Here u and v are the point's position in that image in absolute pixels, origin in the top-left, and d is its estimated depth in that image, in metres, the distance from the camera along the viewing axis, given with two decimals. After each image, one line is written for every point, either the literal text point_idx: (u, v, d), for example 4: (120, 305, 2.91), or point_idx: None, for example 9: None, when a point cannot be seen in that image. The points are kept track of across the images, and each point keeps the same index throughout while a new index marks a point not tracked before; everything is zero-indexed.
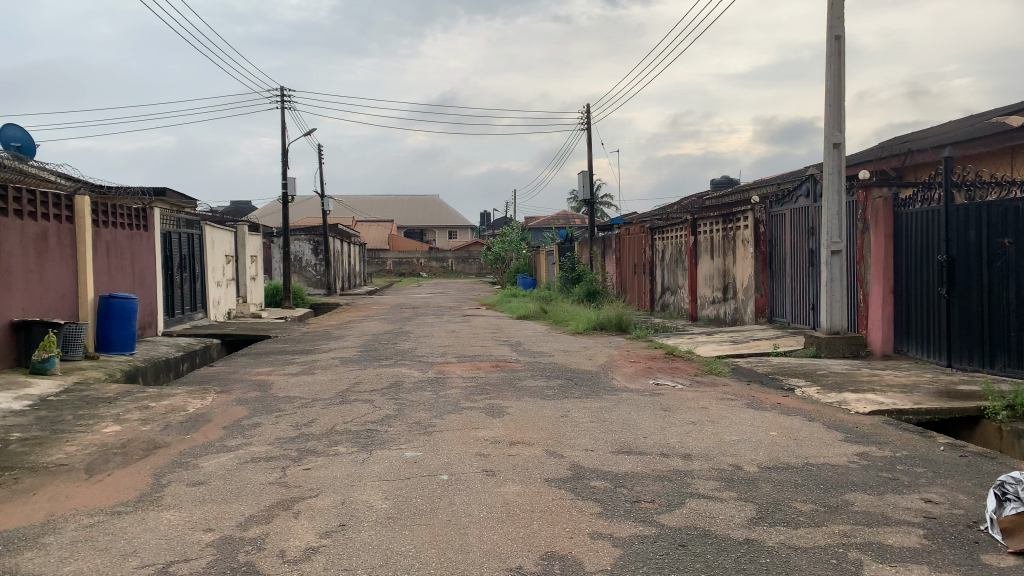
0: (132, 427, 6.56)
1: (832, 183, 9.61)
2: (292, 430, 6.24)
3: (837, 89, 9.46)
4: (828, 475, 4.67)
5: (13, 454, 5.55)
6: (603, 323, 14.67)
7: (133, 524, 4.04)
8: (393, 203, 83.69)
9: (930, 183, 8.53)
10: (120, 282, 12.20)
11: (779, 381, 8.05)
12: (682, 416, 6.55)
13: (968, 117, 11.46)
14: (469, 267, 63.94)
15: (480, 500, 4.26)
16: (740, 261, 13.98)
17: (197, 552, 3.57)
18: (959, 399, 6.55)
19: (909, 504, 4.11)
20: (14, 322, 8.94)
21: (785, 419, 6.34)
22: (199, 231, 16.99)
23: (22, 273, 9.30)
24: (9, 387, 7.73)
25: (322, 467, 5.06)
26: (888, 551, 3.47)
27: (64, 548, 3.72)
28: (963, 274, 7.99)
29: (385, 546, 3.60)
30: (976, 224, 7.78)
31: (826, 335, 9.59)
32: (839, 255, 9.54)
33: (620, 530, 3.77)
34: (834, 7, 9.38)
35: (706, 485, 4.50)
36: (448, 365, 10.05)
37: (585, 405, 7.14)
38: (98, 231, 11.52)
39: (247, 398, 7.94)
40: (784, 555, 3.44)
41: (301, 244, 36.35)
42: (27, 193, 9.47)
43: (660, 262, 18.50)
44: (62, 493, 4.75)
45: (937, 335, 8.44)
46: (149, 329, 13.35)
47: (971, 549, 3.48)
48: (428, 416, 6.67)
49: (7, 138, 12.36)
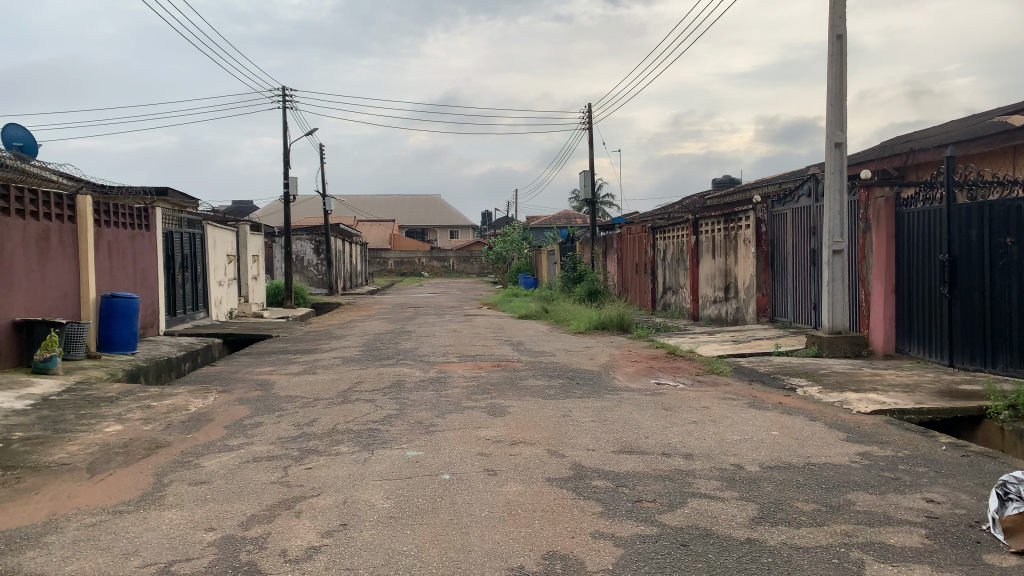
0: (134, 426, 6.55)
1: (834, 182, 9.61)
2: (294, 430, 6.23)
3: (839, 89, 9.46)
4: (829, 475, 4.67)
5: (15, 454, 5.56)
6: (605, 323, 14.66)
7: (135, 523, 4.04)
8: (395, 203, 83.70)
9: (932, 182, 8.52)
10: (122, 281, 12.22)
11: (781, 381, 8.04)
12: (684, 416, 6.54)
13: (970, 117, 11.45)
14: (471, 267, 63.91)
15: (482, 500, 4.26)
16: (741, 261, 13.97)
17: (199, 552, 3.57)
18: (961, 398, 6.54)
19: (911, 503, 4.11)
20: (16, 321, 8.96)
21: (787, 419, 6.33)
22: (201, 230, 16.99)
23: (25, 272, 9.32)
24: (11, 386, 7.74)
25: (324, 466, 5.05)
26: (890, 551, 3.46)
27: (66, 548, 3.72)
28: (964, 274, 7.98)
29: (387, 545, 3.60)
30: (978, 224, 7.77)
31: (828, 335, 9.58)
32: (841, 254, 9.54)
33: (621, 530, 3.77)
34: (836, 6, 9.37)
35: (708, 484, 4.50)
36: (450, 364, 10.04)
37: (587, 404, 7.13)
38: (101, 231, 11.52)
39: (249, 398, 7.93)
40: (786, 554, 3.43)
41: (303, 244, 36.37)
42: (30, 192, 9.48)
43: (662, 262, 18.47)
44: (64, 492, 4.75)
45: (939, 335, 8.42)
46: (151, 329, 13.35)
47: (973, 549, 3.48)
48: (430, 416, 6.66)
49: (9, 138, 12.39)
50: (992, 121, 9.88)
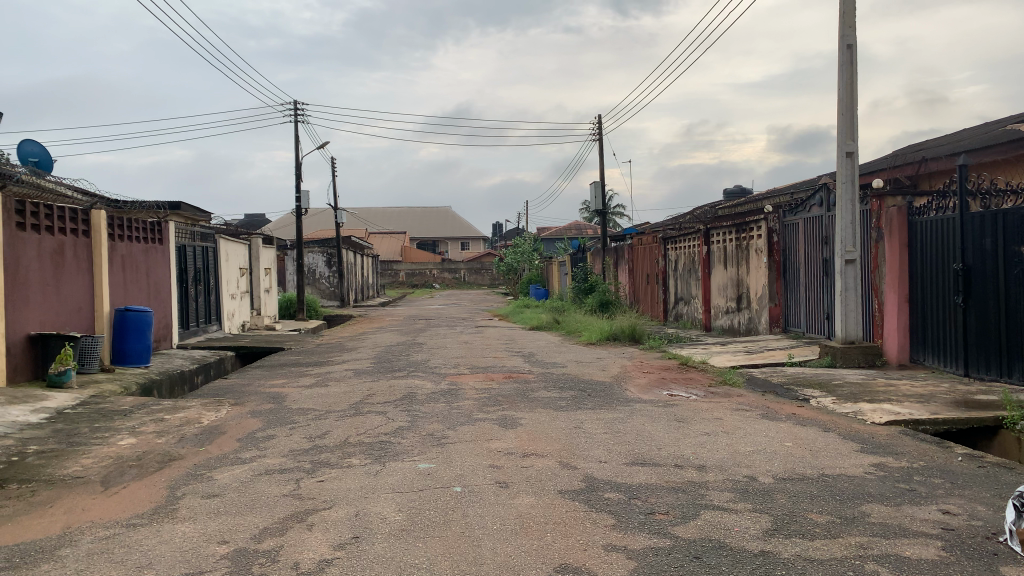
0: (148, 439, 6.59)
1: (846, 191, 9.54)
2: (307, 442, 6.26)
3: (849, 98, 9.45)
4: (844, 487, 4.63)
5: (29, 467, 5.59)
6: (616, 334, 14.66)
7: (148, 536, 4.06)
8: (406, 215, 84.00)
9: (946, 191, 8.49)
10: (135, 295, 12.30)
11: (794, 391, 8.00)
12: (697, 428, 6.50)
13: (982, 125, 11.38)
14: (481, 278, 63.82)
15: (493, 513, 4.25)
16: (754, 272, 13.90)
17: (212, 564, 3.58)
18: (977, 409, 6.50)
19: (926, 515, 4.07)
20: (30, 335, 9.02)
21: (800, 430, 6.30)
22: (213, 243, 17.11)
23: (40, 286, 9.39)
24: (27, 400, 7.80)
25: (336, 478, 5.07)
26: (907, 563, 3.43)
27: (80, 560, 3.74)
28: (979, 282, 7.94)
29: (399, 558, 3.59)
30: (992, 232, 7.73)
31: (841, 345, 9.51)
32: (853, 263, 9.50)
33: (634, 543, 3.75)
34: (846, 16, 9.35)
35: (722, 496, 4.48)
36: (462, 376, 10.05)
37: (599, 416, 7.12)
38: (114, 244, 11.61)
39: (262, 410, 7.95)
40: (800, 567, 3.40)
41: (314, 256, 36.56)
42: (45, 207, 9.56)
43: (674, 272, 18.41)
44: (78, 505, 4.77)
45: (954, 343, 8.36)
46: (164, 342, 13.45)
47: (991, 561, 3.44)
48: (442, 427, 6.69)
49: (25, 154, 12.54)
50: (1004, 129, 9.81)
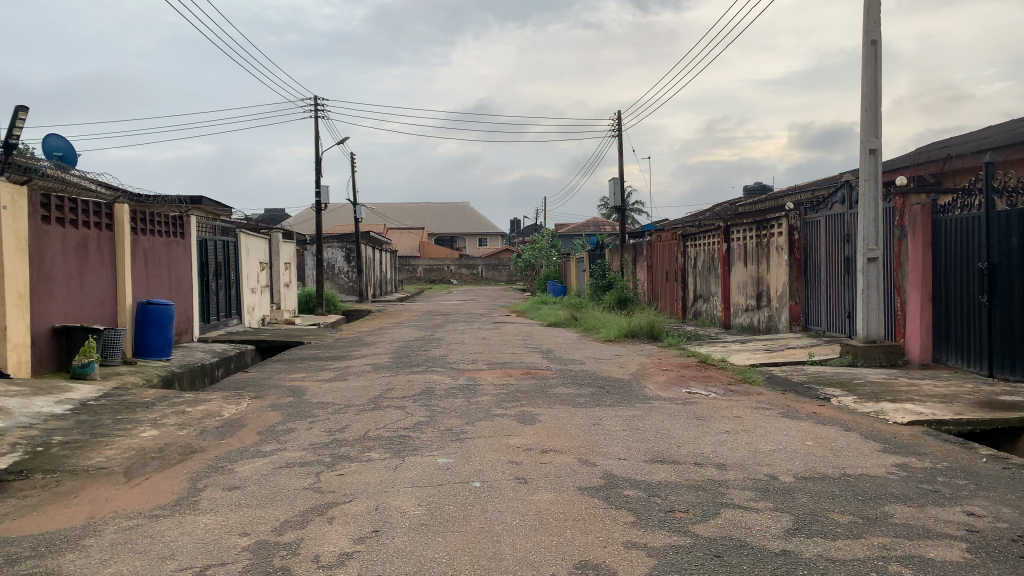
0: (169, 432, 6.65)
1: (869, 190, 9.45)
2: (326, 436, 6.28)
3: (873, 94, 9.34)
4: (866, 487, 4.59)
5: (54, 457, 5.67)
6: (635, 331, 14.62)
7: (170, 527, 4.09)
8: (425, 212, 84.14)
9: (971, 189, 8.37)
10: (157, 288, 12.39)
11: (815, 390, 7.95)
12: (716, 426, 6.47)
13: (1008, 122, 11.23)
14: (500, 274, 63.47)
15: (512, 508, 4.25)
16: (774, 269, 13.81)
17: (234, 556, 3.61)
18: (1002, 409, 6.40)
19: (950, 516, 4.02)
20: (54, 327, 9.12)
21: (821, 429, 6.25)
22: (234, 238, 17.20)
23: (64, 279, 9.49)
24: (52, 391, 7.90)
25: (356, 472, 5.09)
26: (930, 564, 3.40)
27: (105, 550, 3.78)
28: (1005, 281, 7.83)
29: (419, 552, 3.60)
30: (1018, 230, 7.62)
31: (862, 344, 9.43)
32: (875, 262, 9.41)
33: (654, 540, 3.73)
34: (871, 11, 9.23)
35: (741, 495, 4.46)
36: (480, 371, 10.07)
37: (617, 413, 7.10)
38: (136, 238, 11.71)
39: (282, 404, 8.03)
40: (822, 567, 3.37)
41: (334, 251, 36.73)
42: (69, 201, 9.65)
43: (693, 269, 18.33)
44: (101, 496, 4.83)
45: (978, 342, 8.26)
46: (185, 336, 13.56)
47: (1015, 563, 3.40)
48: (461, 422, 6.69)
49: (49, 148, 12.66)
50: None
